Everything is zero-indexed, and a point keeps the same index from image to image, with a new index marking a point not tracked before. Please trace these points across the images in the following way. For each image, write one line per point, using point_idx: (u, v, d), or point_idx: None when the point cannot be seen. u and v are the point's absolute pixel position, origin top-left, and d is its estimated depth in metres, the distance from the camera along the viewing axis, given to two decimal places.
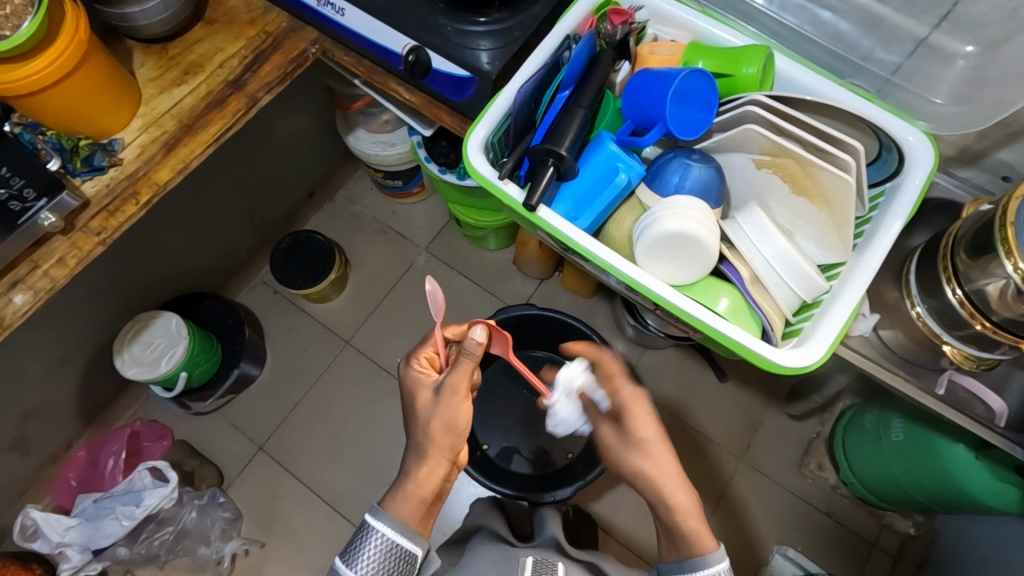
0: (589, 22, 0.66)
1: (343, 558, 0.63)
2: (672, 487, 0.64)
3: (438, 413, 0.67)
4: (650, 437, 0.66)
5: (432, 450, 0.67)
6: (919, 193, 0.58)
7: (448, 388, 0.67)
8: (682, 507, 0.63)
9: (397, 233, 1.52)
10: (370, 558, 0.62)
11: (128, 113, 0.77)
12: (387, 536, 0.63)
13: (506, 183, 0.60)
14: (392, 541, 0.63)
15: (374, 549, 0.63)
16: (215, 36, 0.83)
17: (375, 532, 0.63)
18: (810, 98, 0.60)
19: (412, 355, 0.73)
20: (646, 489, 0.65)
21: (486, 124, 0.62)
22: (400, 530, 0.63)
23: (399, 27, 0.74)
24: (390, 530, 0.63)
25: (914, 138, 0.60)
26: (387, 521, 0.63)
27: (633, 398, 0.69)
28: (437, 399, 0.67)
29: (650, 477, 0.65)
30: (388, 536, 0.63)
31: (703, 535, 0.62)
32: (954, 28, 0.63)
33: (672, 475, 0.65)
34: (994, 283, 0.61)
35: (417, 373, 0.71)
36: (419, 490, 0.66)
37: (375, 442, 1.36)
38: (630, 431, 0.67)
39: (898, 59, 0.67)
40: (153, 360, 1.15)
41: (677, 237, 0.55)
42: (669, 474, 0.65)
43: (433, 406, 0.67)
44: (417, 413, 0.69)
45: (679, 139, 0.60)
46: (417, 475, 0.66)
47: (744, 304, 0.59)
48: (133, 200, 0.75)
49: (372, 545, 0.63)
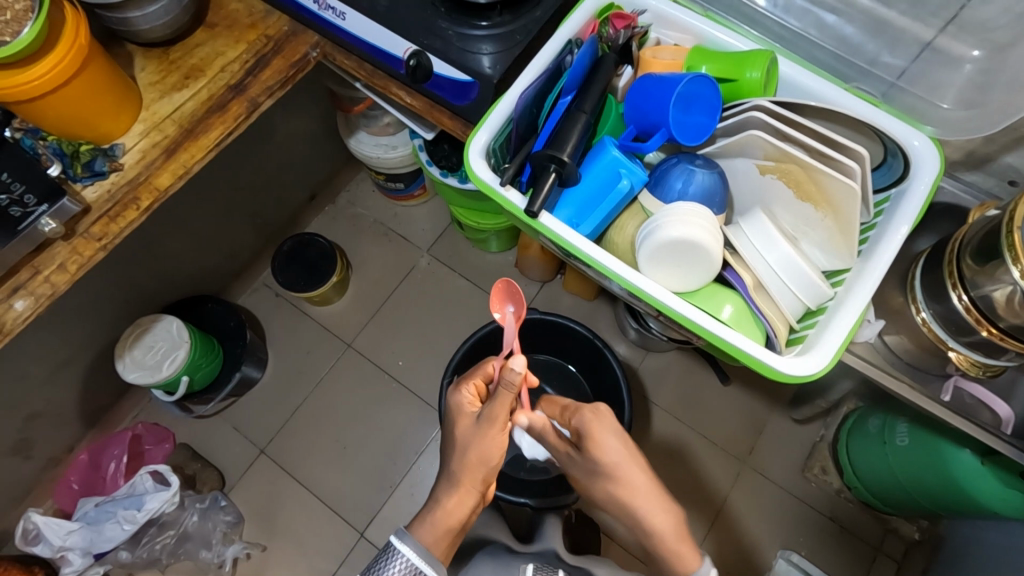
0: (592, 26, 0.66)
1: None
2: (657, 514, 0.67)
3: (471, 449, 0.69)
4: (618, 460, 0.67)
5: (463, 477, 0.70)
6: (925, 198, 0.57)
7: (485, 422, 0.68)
8: (663, 529, 0.67)
9: (398, 235, 1.52)
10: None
11: (130, 118, 0.77)
12: (410, 560, 0.64)
13: (507, 189, 0.59)
14: (415, 566, 0.64)
15: (397, 573, 0.64)
16: (216, 40, 0.82)
17: (399, 555, 0.64)
18: (814, 102, 0.59)
19: (463, 380, 0.73)
20: (625, 508, 0.68)
21: (487, 130, 0.61)
22: (423, 555, 0.65)
23: (399, 31, 0.74)
24: (415, 554, 0.64)
25: (920, 142, 0.59)
26: (412, 544, 0.65)
27: (593, 419, 0.69)
28: (473, 433, 0.69)
29: (628, 499, 0.67)
30: (413, 561, 0.64)
31: (685, 555, 0.67)
32: (961, 31, 0.62)
33: (652, 497, 0.67)
34: (1001, 289, 0.61)
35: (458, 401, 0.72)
36: (447, 518, 0.69)
37: (376, 444, 1.36)
38: (594, 457, 0.68)
39: (903, 63, 0.66)
40: (155, 364, 1.14)
41: (679, 242, 0.55)
42: (651, 495, 0.67)
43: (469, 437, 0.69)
44: (456, 438, 0.71)
45: (682, 144, 0.60)
46: (447, 505, 0.70)
47: (748, 310, 0.58)
48: (134, 205, 0.75)
49: (396, 567, 0.64)
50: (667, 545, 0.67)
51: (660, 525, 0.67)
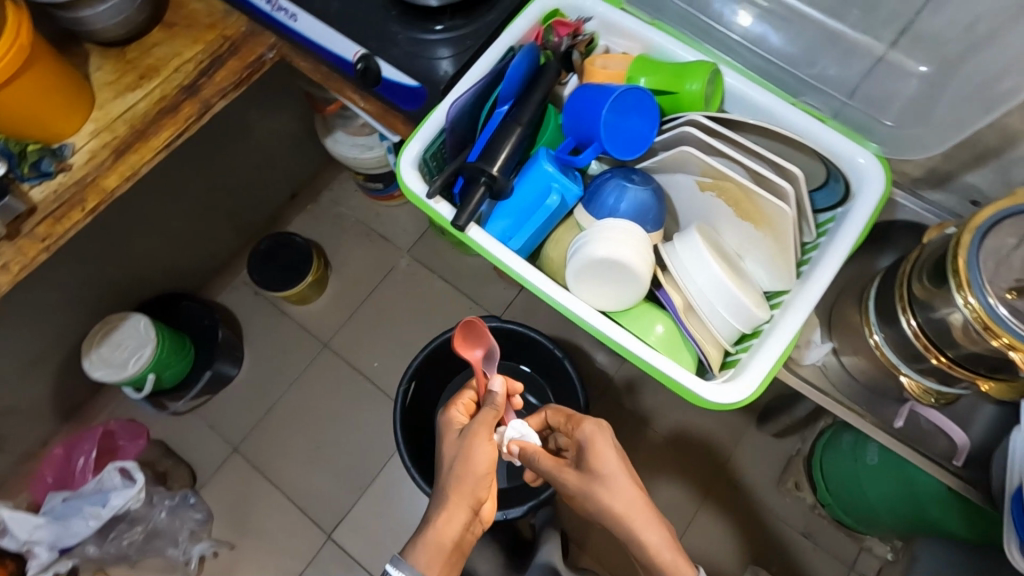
0: (536, 33, 0.63)
1: None
2: (645, 524, 0.57)
3: (456, 453, 0.61)
4: (613, 473, 0.60)
5: (451, 494, 0.59)
6: (864, 220, 0.55)
7: (472, 428, 0.61)
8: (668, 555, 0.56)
9: (380, 235, 1.51)
10: None
11: (81, 117, 0.77)
12: None
13: (437, 202, 0.57)
14: None
15: None
16: (174, 41, 0.82)
17: None
18: (752, 121, 0.56)
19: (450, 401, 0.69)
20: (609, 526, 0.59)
21: (421, 139, 0.59)
22: None
23: (349, 34, 0.73)
24: None
25: (865, 159, 0.56)
26: None
27: (594, 429, 0.63)
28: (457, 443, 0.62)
29: (623, 516, 0.58)
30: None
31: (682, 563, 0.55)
32: (913, 45, 0.58)
33: (644, 507, 0.58)
34: (947, 316, 0.58)
35: (452, 420, 0.66)
36: (443, 544, 0.56)
37: (349, 446, 1.35)
38: (586, 467, 0.61)
39: (853, 79, 0.62)
40: (121, 361, 1.10)
41: (604, 262, 0.52)
42: (642, 508, 0.58)
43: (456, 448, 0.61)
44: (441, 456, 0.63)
45: (617, 157, 0.57)
46: (436, 522, 0.57)
47: (678, 333, 0.56)
48: (80, 207, 0.74)
49: None
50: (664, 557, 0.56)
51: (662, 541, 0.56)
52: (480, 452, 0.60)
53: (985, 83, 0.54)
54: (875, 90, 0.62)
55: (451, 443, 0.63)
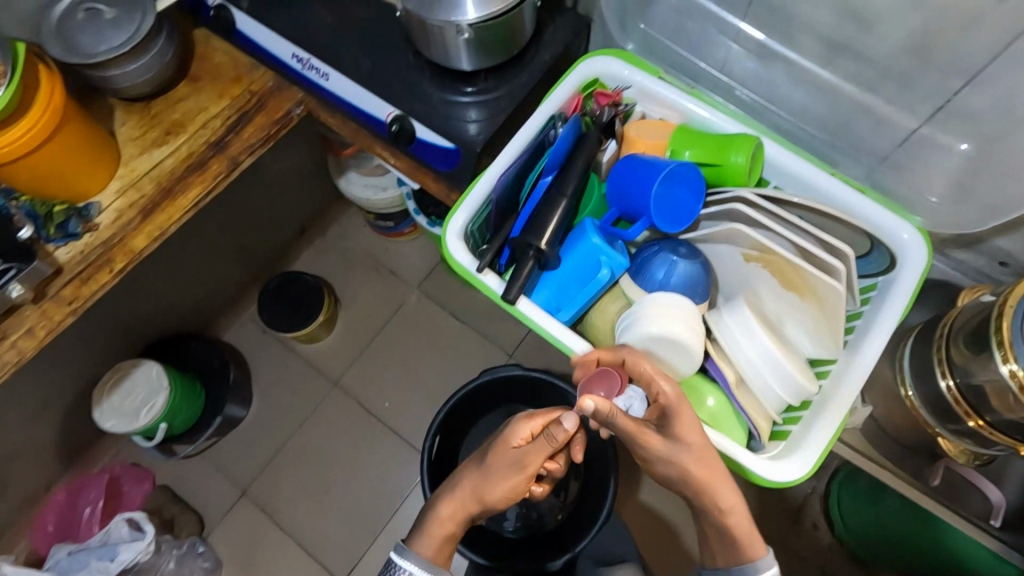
0: (576, 102, 0.65)
1: None
2: (722, 488, 0.51)
3: (488, 469, 0.62)
4: (697, 445, 0.49)
5: (464, 493, 0.64)
6: (907, 297, 0.56)
7: (520, 463, 0.60)
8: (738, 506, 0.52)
9: (388, 270, 1.49)
10: None
11: (107, 175, 0.76)
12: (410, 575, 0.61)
13: (484, 274, 0.57)
14: None
15: None
16: (200, 94, 0.82)
17: (399, 570, 0.61)
18: (797, 199, 0.57)
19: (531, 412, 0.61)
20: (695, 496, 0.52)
21: (466, 210, 0.59)
22: (426, 569, 0.61)
23: (381, 95, 0.73)
24: (417, 570, 0.61)
25: (909, 234, 0.57)
26: (413, 559, 0.61)
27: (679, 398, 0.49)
28: (495, 459, 0.62)
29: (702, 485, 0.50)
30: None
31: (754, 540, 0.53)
32: (950, 118, 0.55)
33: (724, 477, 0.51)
34: (983, 382, 0.59)
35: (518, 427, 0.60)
36: (444, 527, 0.64)
37: (359, 489, 1.32)
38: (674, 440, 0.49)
39: (886, 148, 0.59)
40: (133, 411, 1.08)
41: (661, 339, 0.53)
42: (720, 477, 0.51)
43: (496, 467, 0.62)
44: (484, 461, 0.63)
45: (664, 230, 0.58)
46: (440, 513, 0.64)
47: (729, 406, 0.56)
48: (107, 268, 0.73)
49: None
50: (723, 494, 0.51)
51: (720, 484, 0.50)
52: (505, 489, 0.62)
53: None
54: (907, 166, 0.59)
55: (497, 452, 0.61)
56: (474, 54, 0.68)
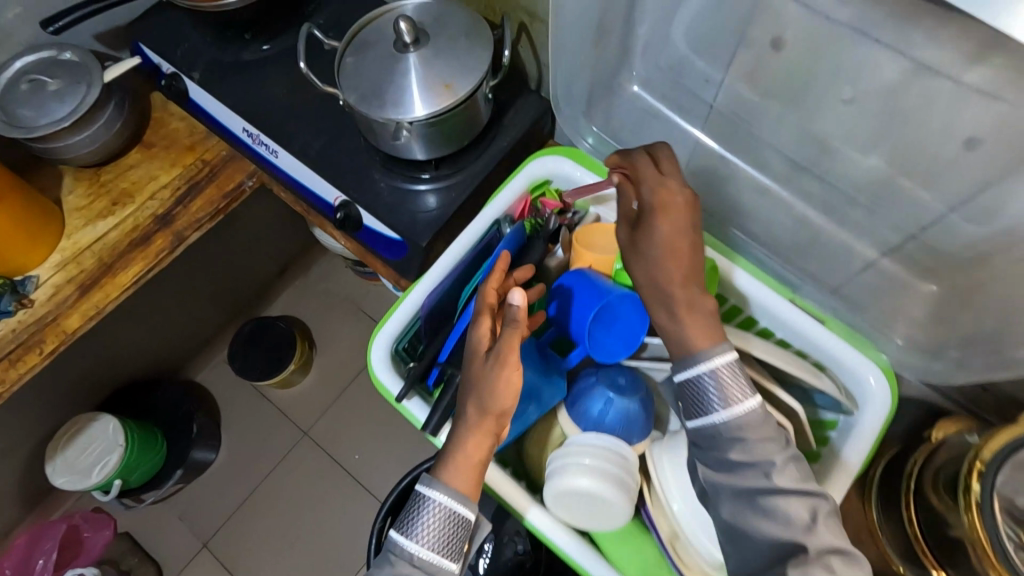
0: (523, 203, 0.61)
1: (398, 531, 0.47)
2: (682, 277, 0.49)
3: (477, 377, 0.48)
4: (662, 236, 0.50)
5: (472, 412, 0.48)
6: (869, 442, 0.50)
7: (501, 354, 0.47)
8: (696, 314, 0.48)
9: (368, 314, 1.43)
10: (428, 530, 0.46)
11: (46, 249, 0.73)
12: (443, 506, 0.46)
13: (409, 400, 0.53)
14: (450, 511, 0.47)
15: (431, 525, 0.46)
16: (151, 162, 0.79)
17: (428, 504, 0.47)
18: (749, 341, 0.52)
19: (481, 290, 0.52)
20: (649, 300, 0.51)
21: (395, 323, 0.55)
22: (456, 500, 0.47)
23: (329, 179, 0.69)
24: (447, 499, 0.47)
25: (875, 376, 0.52)
26: (441, 488, 0.47)
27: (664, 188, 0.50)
28: (476, 370, 0.49)
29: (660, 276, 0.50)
30: (445, 505, 0.47)
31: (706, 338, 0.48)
32: (910, 257, 0.51)
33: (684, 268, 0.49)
34: (961, 537, 0.53)
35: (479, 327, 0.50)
36: (474, 456, 0.48)
37: (322, 547, 1.27)
38: (643, 231, 0.51)
39: (839, 277, 0.55)
40: (86, 468, 1.05)
41: (588, 494, 0.48)
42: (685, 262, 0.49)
43: (481, 368, 0.48)
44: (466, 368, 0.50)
45: (599, 359, 0.55)
46: (463, 446, 0.48)
47: (661, 564, 0.52)
48: (37, 350, 0.70)
49: (429, 516, 0.47)
50: (675, 331, 0.49)
51: (678, 311, 0.49)
52: (506, 383, 0.47)
53: (1000, 319, 0.46)
54: (872, 299, 0.54)
55: (477, 346, 0.49)
56: (426, 145, 0.63)
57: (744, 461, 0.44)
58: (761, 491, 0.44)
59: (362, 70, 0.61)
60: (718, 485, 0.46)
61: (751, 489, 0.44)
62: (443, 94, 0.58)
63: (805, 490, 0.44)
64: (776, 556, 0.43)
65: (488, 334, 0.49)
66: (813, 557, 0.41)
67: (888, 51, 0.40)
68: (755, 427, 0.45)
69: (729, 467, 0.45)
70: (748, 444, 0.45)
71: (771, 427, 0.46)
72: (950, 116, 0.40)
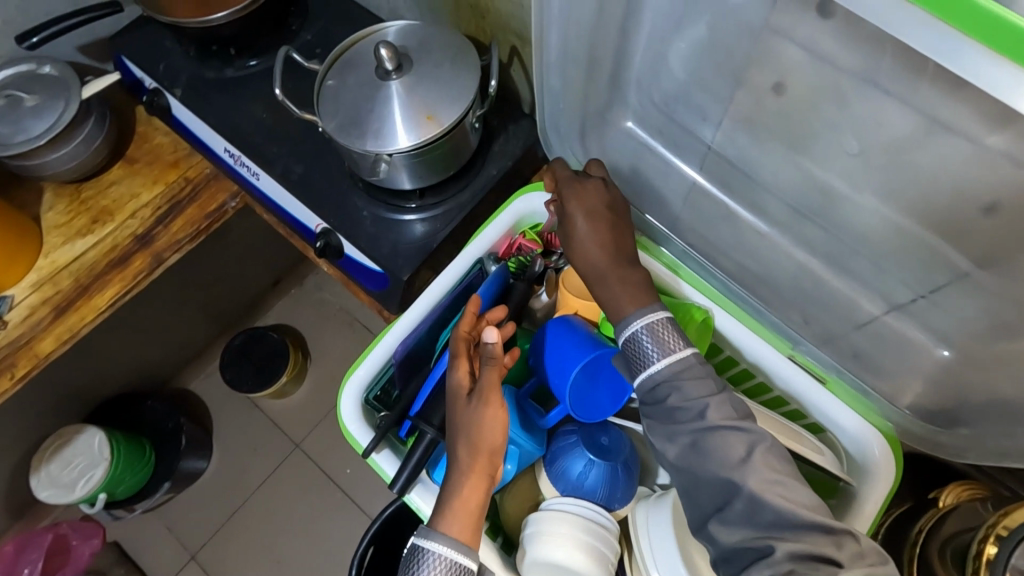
0: (507, 243, 0.58)
1: None
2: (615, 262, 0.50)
3: (465, 420, 0.47)
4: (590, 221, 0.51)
5: (463, 456, 0.46)
6: (867, 519, 0.48)
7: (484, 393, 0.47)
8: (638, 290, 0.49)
9: (363, 325, 1.40)
10: None
11: (22, 268, 0.71)
12: (446, 557, 0.44)
13: (377, 454, 0.51)
14: (454, 563, 0.44)
15: None
16: (133, 178, 0.76)
17: (429, 558, 0.44)
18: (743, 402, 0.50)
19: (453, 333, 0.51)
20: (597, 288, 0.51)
21: (366, 370, 0.53)
22: (459, 550, 0.44)
23: (311, 203, 0.66)
24: (449, 551, 0.44)
25: (880, 447, 0.50)
26: (442, 539, 0.44)
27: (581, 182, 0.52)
28: (461, 412, 0.48)
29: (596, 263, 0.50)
30: (447, 556, 0.44)
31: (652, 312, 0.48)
32: (923, 311, 0.47)
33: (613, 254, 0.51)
34: None
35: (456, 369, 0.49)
36: (471, 502, 0.45)
37: (310, 564, 1.23)
38: (570, 222, 0.52)
39: (841, 330, 0.51)
40: (69, 483, 1.05)
41: (556, 565, 0.47)
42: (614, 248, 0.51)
43: (467, 412, 0.47)
44: (449, 414, 0.48)
45: (582, 417, 0.52)
46: (458, 493, 0.45)
47: None
48: (8, 373, 0.69)
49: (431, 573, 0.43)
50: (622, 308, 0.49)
51: (619, 291, 0.50)
52: (497, 422, 0.46)
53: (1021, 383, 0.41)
54: (877, 357, 0.50)
55: (457, 391, 0.48)
56: (412, 175, 0.60)
57: (682, 405, 0.45)
58: (702, 433, 0.44)
59: (342, 96, 0.58)
60: (661, 433, 0.46)
61: (692, 431, 0.45)
62: (426, 124, 0.55)
63: (741, 428, 0.44)
64: (721, 496, 0.42)
65: (467, 376, 0.49)
66: (757, 488, 0.41)
67: (898, 101, 0.36)
68: (692, 372, 0.46)
69: (668, 414, 0.46)
70: (685, 390, 0.45)
71: (708, 374, 0.47)
72: (967, 174, 0.36)
